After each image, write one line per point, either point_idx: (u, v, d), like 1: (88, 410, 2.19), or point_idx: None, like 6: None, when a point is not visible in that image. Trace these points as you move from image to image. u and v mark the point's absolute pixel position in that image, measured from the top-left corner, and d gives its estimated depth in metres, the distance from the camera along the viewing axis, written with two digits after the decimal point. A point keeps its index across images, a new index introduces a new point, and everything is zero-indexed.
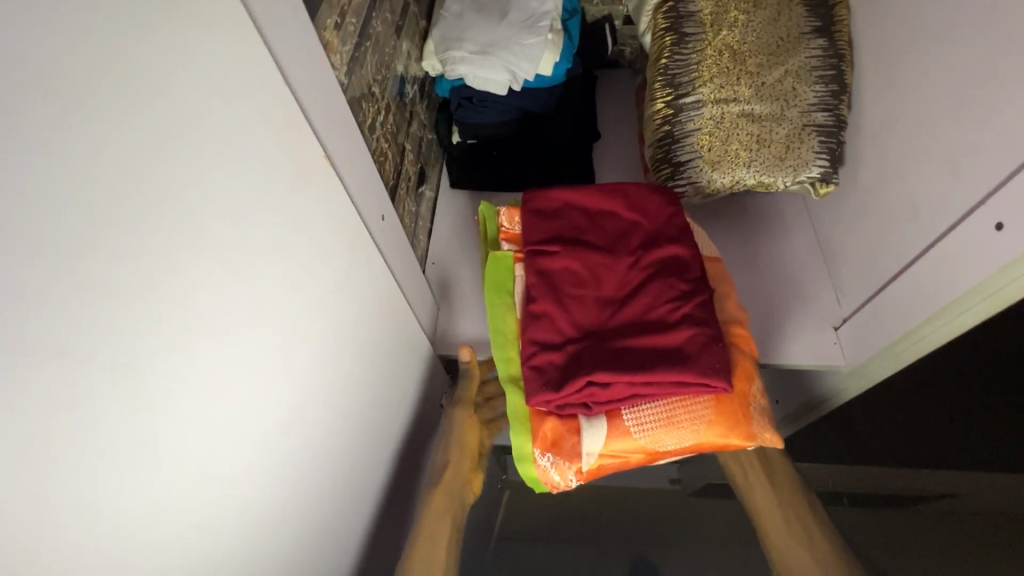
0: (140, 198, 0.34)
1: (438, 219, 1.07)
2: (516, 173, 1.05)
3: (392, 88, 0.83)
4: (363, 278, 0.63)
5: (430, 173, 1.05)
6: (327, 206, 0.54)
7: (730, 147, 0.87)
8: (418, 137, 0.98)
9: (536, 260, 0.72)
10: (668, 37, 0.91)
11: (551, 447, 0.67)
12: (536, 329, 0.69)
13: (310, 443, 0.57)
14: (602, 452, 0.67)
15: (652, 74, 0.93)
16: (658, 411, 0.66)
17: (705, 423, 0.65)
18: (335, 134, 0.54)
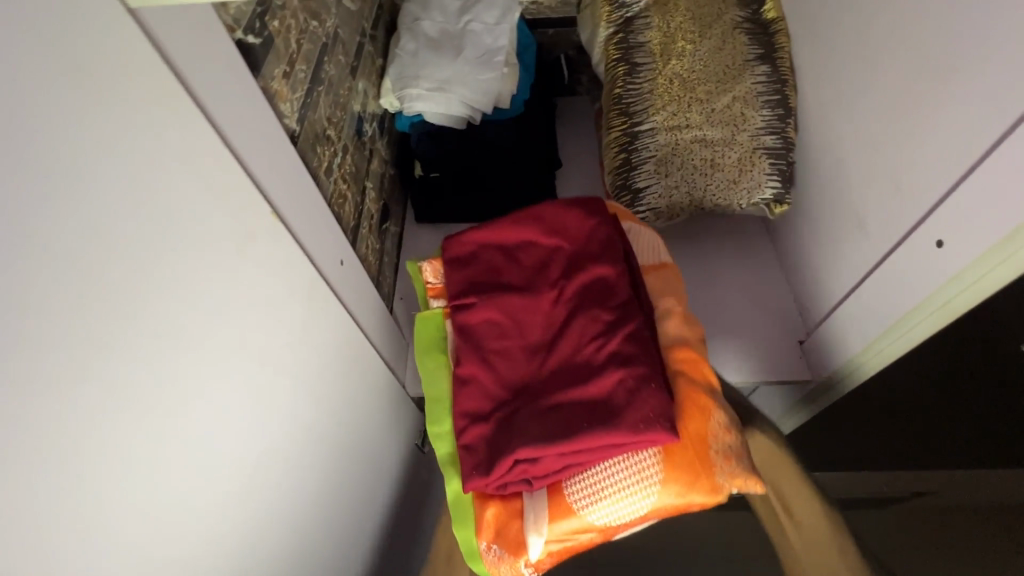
0: (67, 282, 0.32)
1: (405, 254, 1.06)
2: (481, 204, 1.05)
3: (349, 129, 0.83)
4: (324, 327, 0.61)
5: (394, 209, 1.04)
6: (281, 257, 0.53)
7: (686, 172, 0.90)
8: (379, 174, 0.97)
9: (456, 317, 0.72)
10: (621, 67, 0.94)
11: (496, 538, 0.64)
12: (463, 397, 0.68)
13: (279, 507, 0.55)
14: (548, 538, 0.63)
15: (607, 103, 0.95)
16: (604, 478, 0.63)
17: (655, 480, 0.62)
18: (284, 186, 0.53)
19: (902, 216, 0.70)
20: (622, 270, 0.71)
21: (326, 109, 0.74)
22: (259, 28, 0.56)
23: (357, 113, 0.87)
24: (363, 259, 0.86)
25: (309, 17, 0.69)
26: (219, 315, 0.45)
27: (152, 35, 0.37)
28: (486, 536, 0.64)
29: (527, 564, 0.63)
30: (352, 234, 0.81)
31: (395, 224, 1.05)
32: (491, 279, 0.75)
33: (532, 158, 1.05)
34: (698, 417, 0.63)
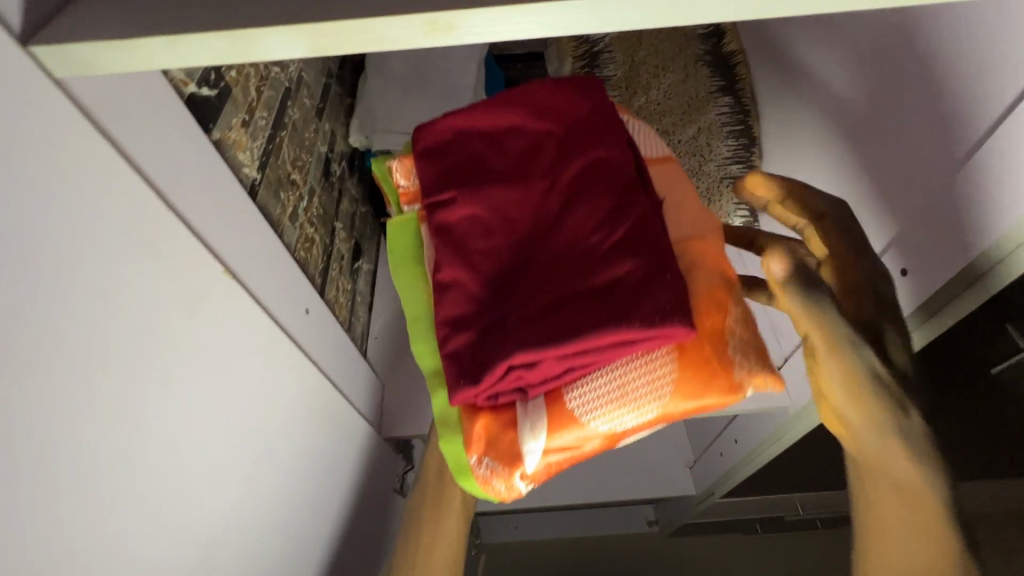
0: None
1: (377, 293, 1.04)
2: None
3: (315, 170, 0.82)
4: (283, 380, 0.58)
5: (366, 246, 1.03)
6: (242, 315, 0.51)
7: None
8: (349, 213, 0.96)
9: (436, 216, 0.56)
10: None
11: (486, 449, 0.52)
12: (447, 305, 0.53)
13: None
14: (548, 449, 0.50)
15: None
16: (608, 383, 0.49)
17: (667, 383, 0.48)
18: (231, 240, 0.51)
19: None
20: (631, 144, 0.55)
21: (290, 154, 0.73)
22: (215, 79, 0.55)
23: (324, 154, 0.86)
24: (333, 302, 0.84)
25: (270, 63, 0.69)
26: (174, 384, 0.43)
27: (81, 102, 0.35)
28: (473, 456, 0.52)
29: (524, 478, 0.51)
30: (320, 278, 0.80)
31: (368, 261, 1.04)
32: (473, 167, 0.58)
33: None
34: (713, 210, 0.56)
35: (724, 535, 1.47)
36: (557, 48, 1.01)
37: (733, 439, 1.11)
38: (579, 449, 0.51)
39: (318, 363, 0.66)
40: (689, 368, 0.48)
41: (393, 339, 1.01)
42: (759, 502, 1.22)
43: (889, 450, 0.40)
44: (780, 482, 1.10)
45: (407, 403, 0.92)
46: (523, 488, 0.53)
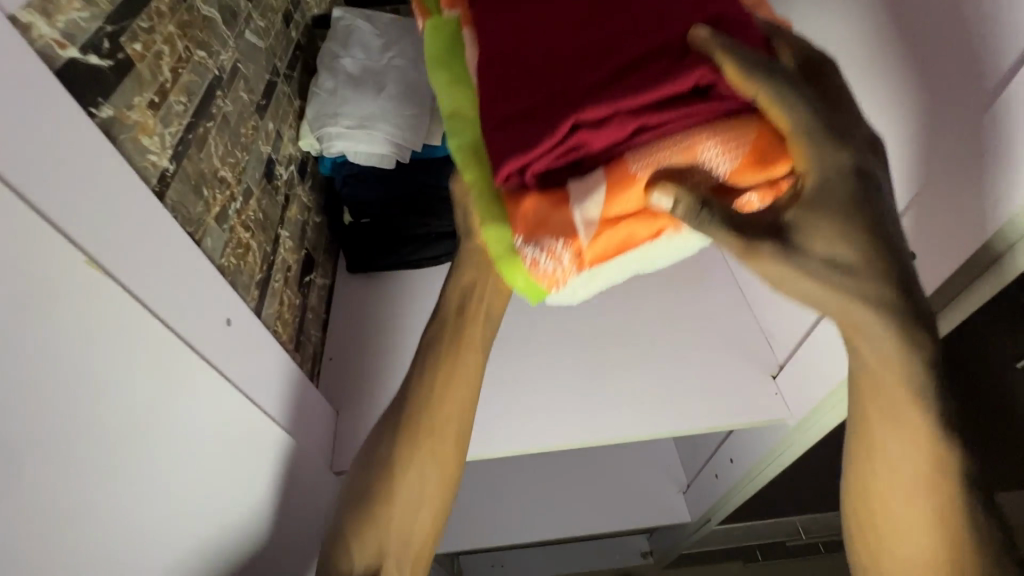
0: None
1: (335, 309, 0.96)
2: (415, 250, 0.96)
3: (255, 171, 0.74)
4: (184, 400, 0.48)
5: (319, 260, 0.94)
6: (129, 328, 0.42)
7: None
8: (299, 222, 0.88)
9: (488, 14, 0.58)
10: None
11: (534, 231, 0.49)
12: (489, 90, 0.54)
13: None
14: (601, 218, 0.48)
15: None
16: (677, 142, 0.47)
17: (734, 155, 0.47)
18: (110, 228, 0.42)
19: None
20: None
21: (219, 149, 0.64)
22: (109, 50, 0.47)
23: (266, 155, 0.78)
24: (274, 319, 0.74)
25: (193, 47, 0.61)
26: (3, 413, 0.33)
27: None
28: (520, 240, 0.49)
29: (575, 251, 0.48)
30: (258, 290, 0.70)
31: (322, 275, 0.95)
32: None
33: None
34: None
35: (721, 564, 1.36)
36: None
37: (727, 459, 1.01)
38: (631, 243, 0.50)
39: (243, 385, 0.56)
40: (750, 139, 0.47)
41: (349, 359, 0.91)
42: (758, 527, 1.12)
43: (814, 250, 0.46)
44: (779, 505, 1.01)
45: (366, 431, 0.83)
46: (571, 274, 0.50)
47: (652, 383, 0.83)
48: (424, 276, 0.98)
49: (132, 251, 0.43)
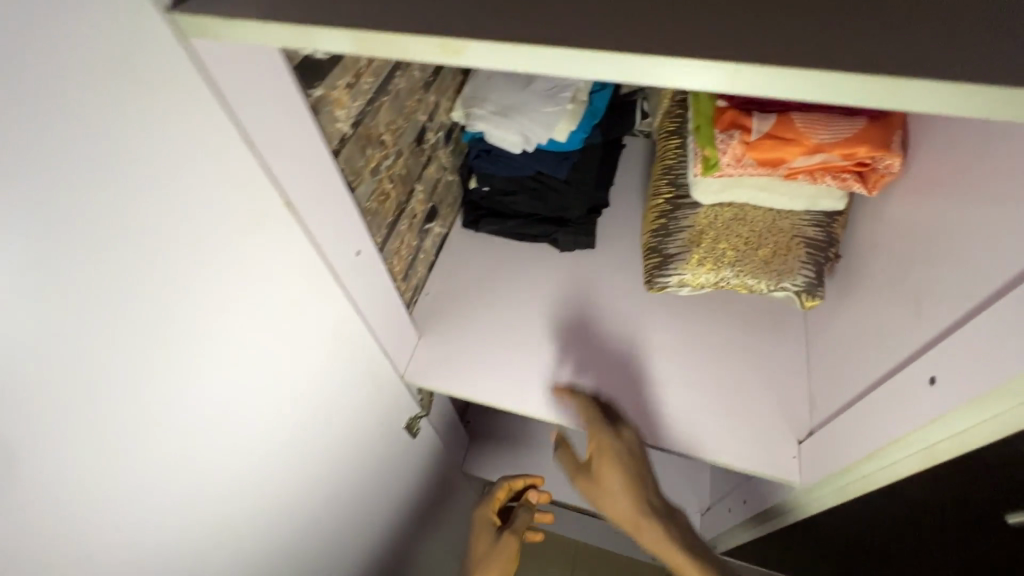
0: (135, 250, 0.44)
1: (443, 256, 1.14)
2: (520, 224, 1.12)
3: (409, 135, 0.92)
4: (329, 307, 0.70)
5: (442, 212, 1.13)
6: (200, 333, 0.53)
7: (718, 245, 0.87)
8: (433, 178, 1.06)
9: None
10: (674, 141, 1.00)
11: (726, 131, 0.78)
12: None
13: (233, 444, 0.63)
14: (762, 137, 0.75)
15: (658, 173, 1.00)
16: (815, 138, 0.73)
17: (843, 152, 0.73)
18: (304, 185, 0.60)
19: (908, 338, 0.65)
20: None
21: (387, 118, 0.83)
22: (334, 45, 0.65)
23: (421, 123, 0.96)
24: (392, 255, 0.95)
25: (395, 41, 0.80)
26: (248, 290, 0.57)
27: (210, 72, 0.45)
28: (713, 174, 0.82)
29: (744, 141, 0.76)
30: (386, 229, 0.90)
31: (441, 225, 1.14)
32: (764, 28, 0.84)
33: (573, 195, 1.08)
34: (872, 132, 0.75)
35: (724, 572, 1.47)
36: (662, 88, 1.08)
37: (741, 500, 1.11)
38: (777, 158, 0.76)
39: (299, 349, 0.67)
40: (864, 148, 0.71)
41: (443, 300, 1.07)
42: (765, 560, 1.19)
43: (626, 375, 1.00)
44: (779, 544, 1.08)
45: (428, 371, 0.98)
46: (727, 156, 0.78)
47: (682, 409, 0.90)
48: (520, 251, 1.13)
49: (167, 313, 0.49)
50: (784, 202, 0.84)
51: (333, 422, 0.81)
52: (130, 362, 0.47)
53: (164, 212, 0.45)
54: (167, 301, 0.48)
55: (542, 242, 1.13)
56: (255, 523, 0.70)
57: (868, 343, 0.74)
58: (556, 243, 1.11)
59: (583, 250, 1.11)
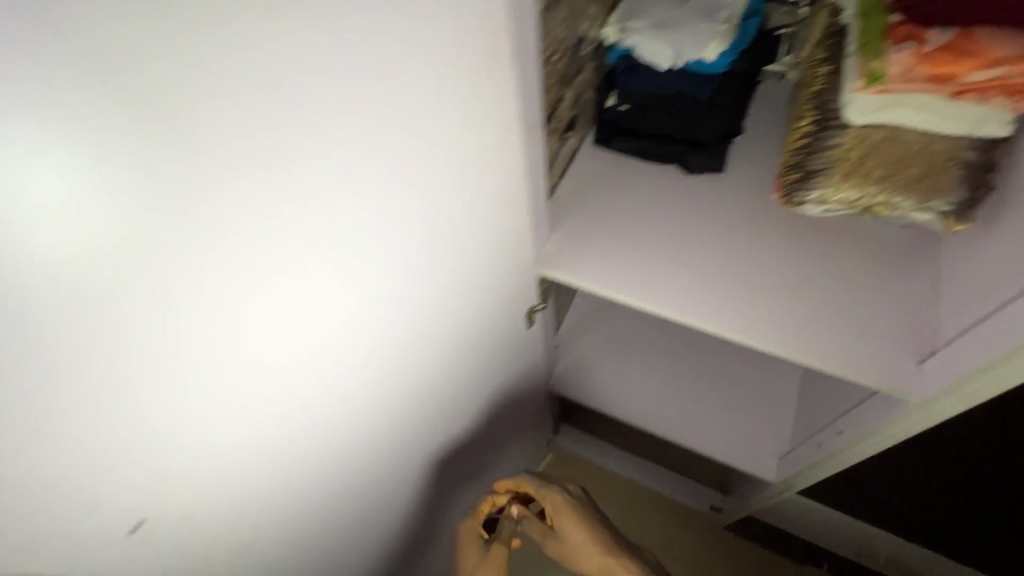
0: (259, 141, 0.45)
1: (574, 166, 1.21)
2: (654, 143, 1.17)
3: (571, 40, 1.00)
4: (502, 167, 0.80)
5: (579, 126, 1.20)
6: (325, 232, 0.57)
7: (867, 163, 0.90)
8: (577, 90, 1.14)
9: None
10: (825, 68, 1.00)
11: (899, 43, 0.81)
12: None
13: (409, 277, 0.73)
14: (936, 48, 0.78)
15: (804, 99, 1.01)
16: (997, 52, 0.75)
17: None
18: (522, 50, 0.69)
19: None
20: None
21: (562, 18, 0.91)
22: None
23: (580, 33, 1.03)
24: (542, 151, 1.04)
25: None
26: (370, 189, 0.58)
27: None
28: (874, 90, 0.83)
29: (916, 51, 0.79)
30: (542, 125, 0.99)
31: (576, 138, 1.21)
32: None
33: (710, 117, 1.12)
34: None
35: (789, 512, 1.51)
36: (817, 18, 1.08)
37: (836, 430, 1.14)
38: (949, 73, 0.77)
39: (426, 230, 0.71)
40: None
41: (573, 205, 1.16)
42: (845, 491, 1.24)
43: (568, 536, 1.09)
44: (868, 472, 1.13)
45: (559, 261, 1.08)
46: (895, 66, 0.81)
47: (801, 320, 0.96)
48: (649, 170, 1.19)
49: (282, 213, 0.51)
50: (944, 125, 0.83)
51: (484, 280, 0.93)
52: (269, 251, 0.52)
53: (269, 120, 0.45)
54: (276, 206, 0.50)
55: (671, 164, 1.19)
56: (421, 349, 0.84)
57: (998, 260, 0.79)
58: (685, 164, 1.16)
59: (711, 173, 1.16)
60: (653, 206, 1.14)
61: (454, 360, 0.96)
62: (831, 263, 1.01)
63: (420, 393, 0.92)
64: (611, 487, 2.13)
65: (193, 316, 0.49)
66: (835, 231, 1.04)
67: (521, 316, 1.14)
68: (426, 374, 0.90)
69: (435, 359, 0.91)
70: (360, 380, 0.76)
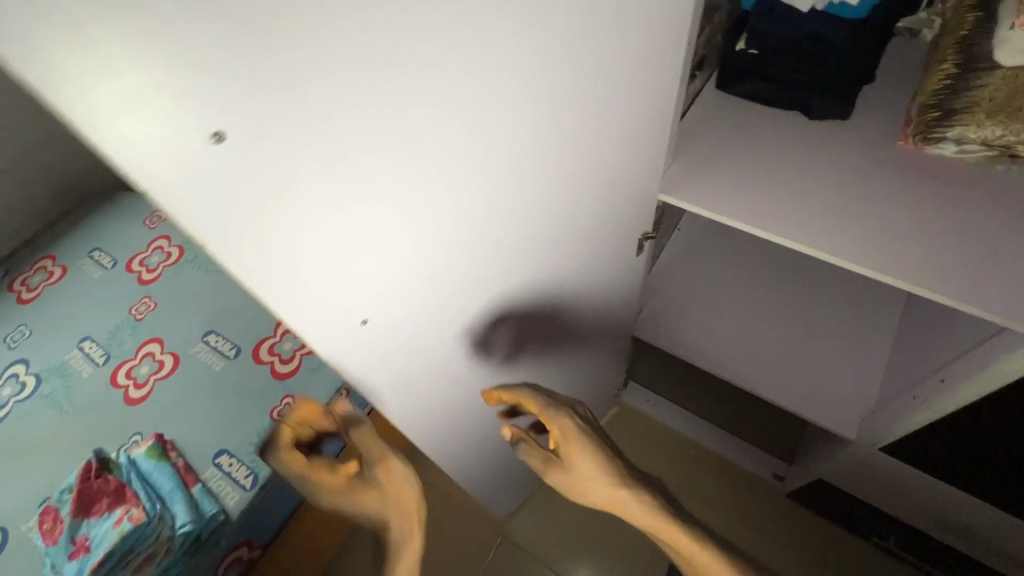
0: (432, 52, 0.49)
1: (695, 108, 1.28)
2: (779, 88, 1.21)
3: None
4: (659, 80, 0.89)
5: (705, 69, 1.26)
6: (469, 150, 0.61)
7: (1017, 102, 0.91)
8: (711, 31, 1.20)
9: None
10: (972, 15, 1.02)
11: None
12: None
13: (571, 171, 0.82)
14: None
15: (947, 44, 1.03)
16: None
17: None
18: None
19: None
20: None
21: None
22: None
23: None
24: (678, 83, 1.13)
25: None
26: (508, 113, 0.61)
27: None
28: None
29: None
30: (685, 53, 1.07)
31: (700, 81, 1.27)
32: None
33: (841, 64, 1.15)
34: None
35: (865, 473, 1.52)
36: None
37: (936, 380, 1.16)
38: None
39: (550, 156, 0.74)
40: None
41: (693, 141, 1.23)
42: (934, 445, 1.25)
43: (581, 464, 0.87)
44: (961, 424, 1.15)
45: (679, 189, 1.16)
46: None
47: (919, 255, 1.01)
48: (769, 115, 1.24)
49: (413, 138, 0.53)
50: None
51: (620, 193, 1.03)
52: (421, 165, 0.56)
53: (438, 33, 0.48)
54: (409, 122, 0.51)
55: (794, 110, 1.22)
56: (559, 242, 0.94)
57: None
58: (808, 110, 1.20)
59: (833, 121, 1.19)
60: (772, 147, 1.19)
61: (577, 264, 1.06)
62: (956, 207, 1.04)
63: (547, 288, 1.03)
64: (669, 452, 2.13)
65: (340, 236, 0.55)
66: (962, 179, 1.07)
67: (632, 242, 1.22)
68: (555, 271, 1.01)
69: (564, 259, 1.01)
70: (486, 282, 0.84)
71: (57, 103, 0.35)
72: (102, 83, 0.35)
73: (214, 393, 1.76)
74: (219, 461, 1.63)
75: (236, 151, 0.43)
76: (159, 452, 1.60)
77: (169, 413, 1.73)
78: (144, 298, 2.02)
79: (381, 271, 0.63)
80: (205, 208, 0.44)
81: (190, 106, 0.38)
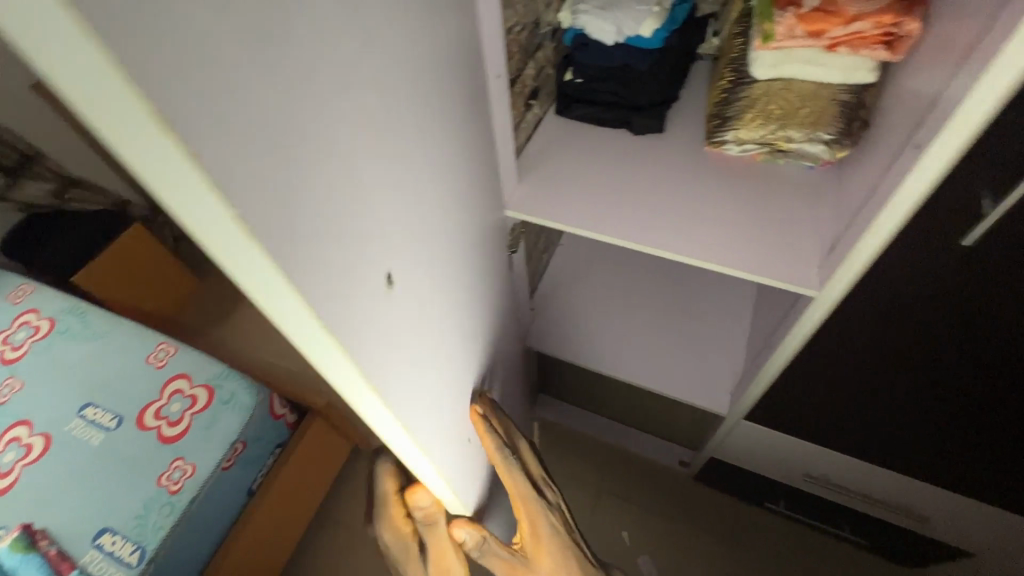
0: (411, 119, 0.63)
1: (538, 132, 1.42)
2: (604, 109, 1.38)
3: (531, 18, 1.22)
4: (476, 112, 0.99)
5: (542, 97, 1.40)
6: (440, 190, 0.77)
7: (769, 109, 1.13)
8: (540, 64, 1.35)
9: None
10: (739, 37, 1.21)
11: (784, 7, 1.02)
12: None
13: (478, 192, 1.01)
14: (810, 11, 1.00)
15: (724, 64, 1.23)
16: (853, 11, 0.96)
17: (874, 23, 0.95)
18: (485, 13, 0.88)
19: (886, 159, 0.91)
20: None
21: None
22: None
23: (538, 14, 1.25)
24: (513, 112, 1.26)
25: None
26: (452, 151, 0.80)
27: None
28: (768, 47, 1.06)
29: (794, 14, 1.01)
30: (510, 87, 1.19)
31: (539, 108, 1.41)
32: None
33: (650, 86, 1.33)
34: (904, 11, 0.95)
35: (742, 445, 1.68)
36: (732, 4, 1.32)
37: (767, 348, 1.33)
38: (819, 31, 1.00)
39: (471, 177, 0.95)
40: (890, 16, 0.93)
41: (538, 163, 1.36)
42: (779, 409, 1.42)
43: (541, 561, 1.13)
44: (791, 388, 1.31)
45: (525, 207, 1.28)
46: (782, 27, 1.02)
47: (722, 242, 1.18)
48: (600, 134, 1.40)
49: (417, 191, 0.68)
50: (823, 74, 1.05)
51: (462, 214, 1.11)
52: (423, 212, 0.71)
53: (414, 106, 0.64)
54: (414, 176, 0.66)
55: (620, 128, 1.39)
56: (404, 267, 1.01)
57: (867, 178, 1.00)
58: (630, 127, 1.37)
59: (652, 135, 1.37)
60: (603, 162, 1.34)
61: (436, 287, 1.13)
62: (749, 199, 1.23)
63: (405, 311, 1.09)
64: (586, 457, 2.22)
65: (395, 287, 0.65)
66: (754, 174, 1.27)
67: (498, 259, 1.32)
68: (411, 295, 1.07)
69: None
70: (462, 309, 0.98)
71: (207, 237, 0.38)
72: (268, 197, 0.41)
73: (90, 469, 1.63)
74: (99, 541, 1.51)
75: (325, 237, 0.49)
76: (25, 545, 1.46)
77: (38, 500, 1.58)
78: (8, 378, 1.86)
79: (416, 312, 0.74)
80: (333, 286, 0.52)
81: (314, 197, 0.47)
